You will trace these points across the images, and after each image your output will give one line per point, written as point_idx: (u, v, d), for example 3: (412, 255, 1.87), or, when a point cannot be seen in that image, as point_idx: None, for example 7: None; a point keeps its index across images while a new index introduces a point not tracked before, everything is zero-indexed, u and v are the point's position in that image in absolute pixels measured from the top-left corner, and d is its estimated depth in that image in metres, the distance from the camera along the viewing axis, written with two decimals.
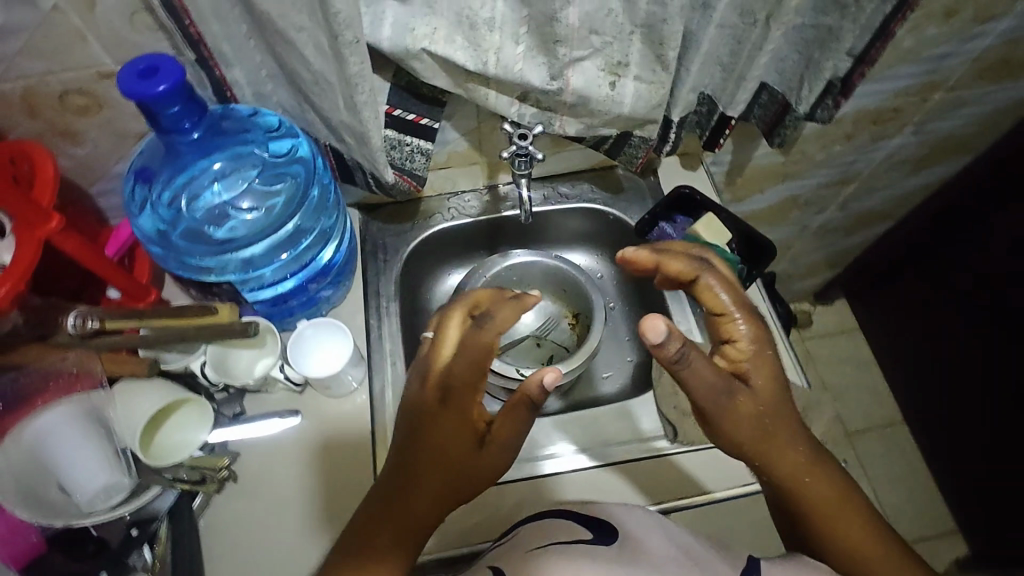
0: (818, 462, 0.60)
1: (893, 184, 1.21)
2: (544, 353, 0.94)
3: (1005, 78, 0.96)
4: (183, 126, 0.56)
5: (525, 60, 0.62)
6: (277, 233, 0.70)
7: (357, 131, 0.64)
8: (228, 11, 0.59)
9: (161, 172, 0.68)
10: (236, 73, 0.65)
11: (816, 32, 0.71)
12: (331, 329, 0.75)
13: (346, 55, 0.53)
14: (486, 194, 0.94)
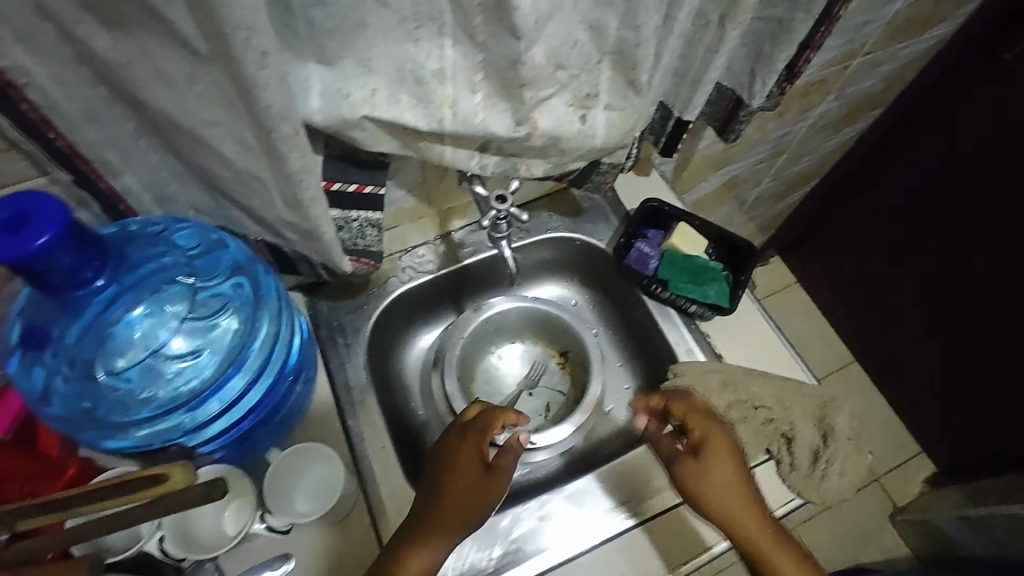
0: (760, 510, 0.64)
1: (817, 147, 1.24)
2: (540, 402, 0.86)
3: (911, 36, 0.99)
4: (79, 278, 0.44)
5: (485, 109, 0.53)
6: (241, 357, 0.58)
7: (303, 227, 0.53)
8: (106, 110, 0.46)
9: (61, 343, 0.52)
10: (129, 180, 0.52)
11: (765, 25, 0.67)
12: (308, 455, 0.64)
13: (284, 151, 0.42)
14: (440, 244, 0.84)
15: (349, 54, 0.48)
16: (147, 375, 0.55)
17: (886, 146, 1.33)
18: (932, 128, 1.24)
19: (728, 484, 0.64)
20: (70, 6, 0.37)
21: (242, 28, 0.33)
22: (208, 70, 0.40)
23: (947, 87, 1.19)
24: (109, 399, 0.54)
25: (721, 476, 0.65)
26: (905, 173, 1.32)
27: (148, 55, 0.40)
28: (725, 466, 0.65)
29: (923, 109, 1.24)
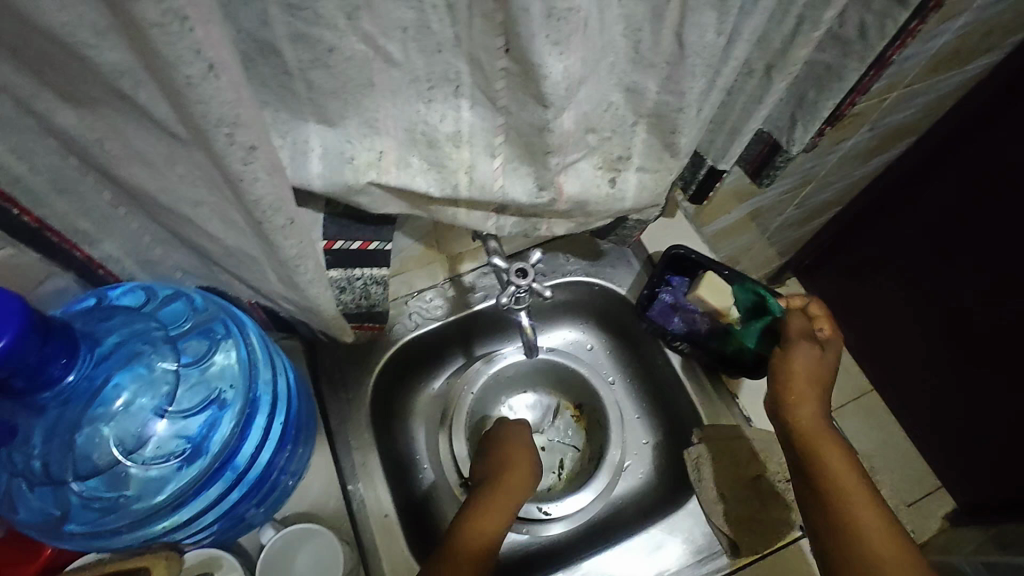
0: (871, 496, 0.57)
1: (846, 175, 1.17)
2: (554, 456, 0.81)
3: (956, 67, 0.92)
4: (45, 377, 0.39)
5: (505, 174, 0.48)
6: (236, 423, 0.51)
7: (301, 303, 0.48)
8: (79, 180, 0.41)
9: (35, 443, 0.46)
10: (108, 247, 0.47)
11: (811, 70, 0.61)
12: (300, 536, 0.58)
13: (278, 240, 0.37)
14: (449, 288, 0.78)
15: (355, 114, 0.42)
16: (121, 476, 0.48)
17: (910, 179, 1.23)
18: (963, 162, 1.15)
19: (836, 456, 0.58)
20: (28, 81, 0.32)
21: (224, 124, 0.28)
22: (188, 152, 0.34)
23: (980, 120, 1.10)
24: (82, 501, 0.48)
25: (829, 449, 0.59)
26: (929, 208, 1.23)
27: (121, 133, 0.34)
28: (828, 441, 0.59)
29: (954, 141, 1.15)
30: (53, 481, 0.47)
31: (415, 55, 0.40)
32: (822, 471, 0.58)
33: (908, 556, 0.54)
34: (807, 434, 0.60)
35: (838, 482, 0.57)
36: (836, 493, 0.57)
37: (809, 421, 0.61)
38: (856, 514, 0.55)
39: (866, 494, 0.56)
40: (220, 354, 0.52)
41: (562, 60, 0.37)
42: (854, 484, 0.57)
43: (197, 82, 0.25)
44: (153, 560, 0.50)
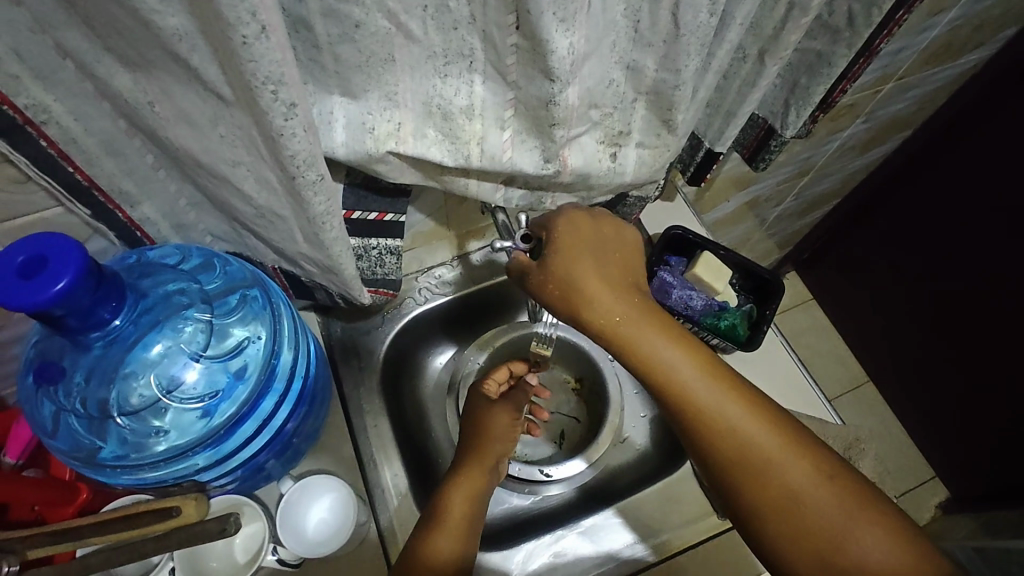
0: (725, 379, 0.53)
1: (843, 167, 1.20)
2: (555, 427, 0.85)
3: (948, 61, 0.96)
4: (97, 319, 0.43)
5: (514, 146, 0.52)
6: (259, 380, 0.55)
7: (324, 263, 0.52)
8: (126, 143, 0.45)
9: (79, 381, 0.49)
10: (147, 209, 0.51)
11: (802, 57, 0.65)
12: (317, 487, 0.63)
13: (308, 196, 0.41)
14: (457, 266, 0.82)
15: (376, 87, 0.46)
16: (151, 419, 0.52)
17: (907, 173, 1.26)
18: (960, 155, 1.18)
19: (671, 346, 0.53)
20: (92, 46, 0.36)
21: (270, 82, 0.32)
22: (231, 113, 0.38)
23: (977, 112, 1.13)
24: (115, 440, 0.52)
25: (653, 344, 0.52)
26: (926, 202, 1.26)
27: (170, 96, 0.38)
28: (648, 329, 0.53)
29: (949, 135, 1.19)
30: (93, 418, 0.50)
31: (433, 31, 0.43)
32: (659, 373, 0.52)
33: (779, 427, 0.52)
34: (621, 335, 0.53)
35: (685, 383, 0.52)
36: (680, 397, 0.52)
37: (617, 311, 0.53)
38: (717, 413, 0.52)
39: (710, 375, 0.52)
40: (248, 313, 0.57)
41: (567, 36, 0.41)
42: (702, 378, 0.52)
43: (251, 42, 0.29)
44: (183, 501, 0.53)
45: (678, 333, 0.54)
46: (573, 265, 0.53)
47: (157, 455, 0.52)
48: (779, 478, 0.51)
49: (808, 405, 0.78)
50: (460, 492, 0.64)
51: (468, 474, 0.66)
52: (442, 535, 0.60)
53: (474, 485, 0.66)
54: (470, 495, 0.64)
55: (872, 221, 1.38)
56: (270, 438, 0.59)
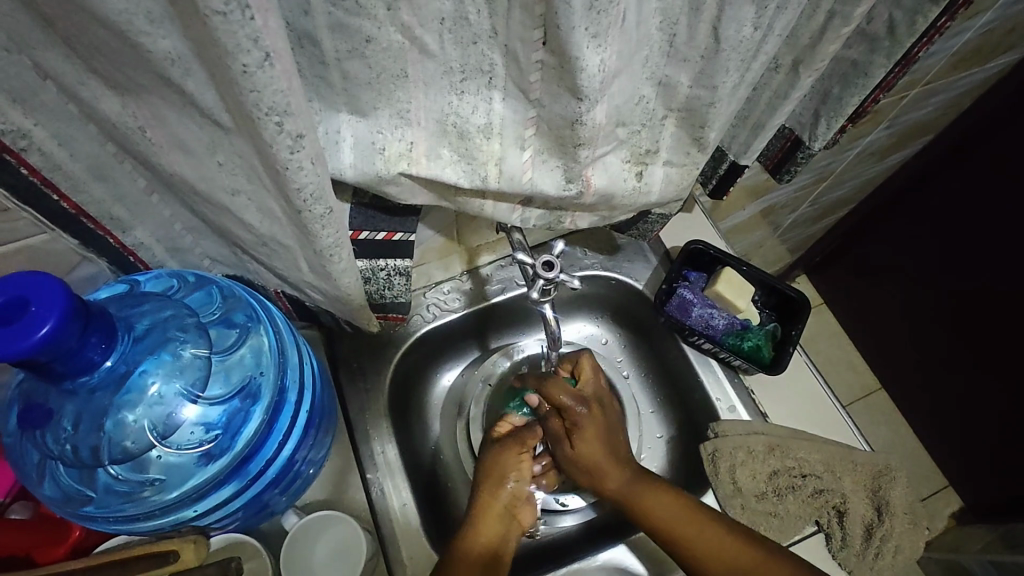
0: (691, 511, 0.61)
1: (863, 172, 1.14)
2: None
3: (977, 65, 0.91)
4: (86, 361, 0.40)
5: (534, 166, 0.48)
6: (262, 415, 0.52)
7: (331, 291, 0.49)
8: (116, 166, 0.41)
9: (65, 426, 0.45)
10: (140, 234, 0.48)
11: (837, 65, 0.61)
12: (321, 523, 0.59)
13: (316, 229, 0.38)
14: (466, 281, 0.78)
15: (387, 104, 0.43)
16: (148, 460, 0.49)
17: (913, 187, 1.20)
18: (969, 171, 1.11)
19: (668, 504, 0.62)
20: (74, 67, 0.32)
21: (275, 112, 0.28)
22: (230, 140, 0.34)
23: (987, 125, 1.06)
24: (111, 482, 0.49)
25: (654, 497, 0.63)
26: (932, 219, 1.19)
27: (163, 121, 0.35)
28: (655, 490, 0.63)
29: (958, 149, 1.12)
30: (83, 465, 0.47)
31: (450, 46, 0.40)
32: (644, 509, 0.62)
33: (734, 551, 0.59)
34: (622, 496, 0.64)
35: (681, 529, 0.60)
36: (678, 539, 0.60)
37: (620, 484, 0.64)
38: (670, 517, 0.61)
39: (709, 527, 0.60)
40: (250, 342, 0.54)
41: (599, 52, 0.38)
42: (696, 528, 0.60)
43: (253, 70, 0.26)
44: (182, 545, 0.51)
45: (682, 500, 0.62)
46: (587, 423, 0.65)
47: (153, 502, 0.50)
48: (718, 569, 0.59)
49: (834, 428, 0.74)
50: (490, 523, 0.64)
51: (485, 515, 0.64)
52: (479, 541, 0.61)
53: (495, 524, 0.64)
54: (497, 518, 0.65)
55: (877, 235, 1.31)
56: (274, 475, 0.56)
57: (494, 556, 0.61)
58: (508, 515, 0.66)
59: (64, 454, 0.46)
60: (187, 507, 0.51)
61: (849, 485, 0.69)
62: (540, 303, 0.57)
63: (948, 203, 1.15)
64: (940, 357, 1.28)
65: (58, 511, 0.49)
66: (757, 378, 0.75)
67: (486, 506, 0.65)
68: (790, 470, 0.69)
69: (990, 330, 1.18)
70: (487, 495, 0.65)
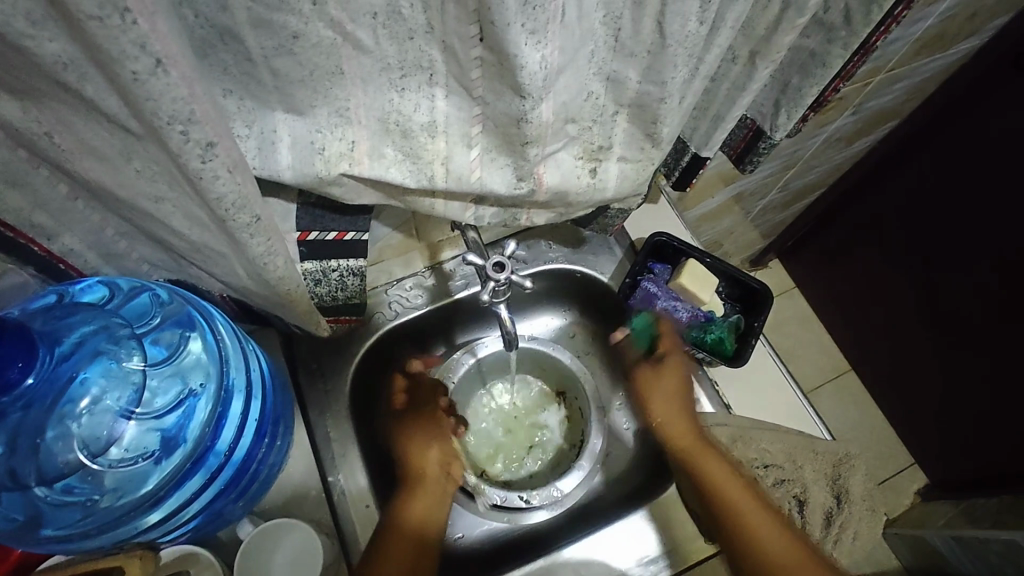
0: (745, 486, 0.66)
1: (831, 157, 1.14)
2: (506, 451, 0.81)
3: (940, 50, 0.91)
4: (2, 381, 0.37)
5: (483, 164, 0.47)
6: (206, 420, 0.50)
7: (273, 297, 0.47)
8: (31, 173, 0.38)
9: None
10: (68, 241, 0.45)
11: (796, 55, 0.60)
12: (276, 532, 0.58)
13: (244, 237, 0.36)
14: (429, 277, 0.77)
15: (324, 102, 0.41)
16: (89, 478, 0.47)
17: (878, 174, 1.21)
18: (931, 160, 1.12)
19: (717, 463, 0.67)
20: None
21: (178, 121, 0.26)
22: (144, 147, 0.32)
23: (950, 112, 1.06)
24: (51, 503, 0.47)
25: (705, 459, 0.67)
26: (896, 207, 1.20)
27: (70, 127, 0.32)
28: (705, 454, 0.68)
29: (922, 137, 1.12)
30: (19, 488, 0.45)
31: (386, 41, 0.38)
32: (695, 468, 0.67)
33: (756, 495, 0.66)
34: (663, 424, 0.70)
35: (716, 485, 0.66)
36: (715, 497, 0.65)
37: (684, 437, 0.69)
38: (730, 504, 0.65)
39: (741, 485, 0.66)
40: (190, 348, 0.51)
41: (539, 49, 0.36)
42: (743, 497, 0.65)
43: (145, 77, 0.24)
44: (126, 560, 0.49)
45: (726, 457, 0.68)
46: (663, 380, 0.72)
47: (100, 520, 0.48)
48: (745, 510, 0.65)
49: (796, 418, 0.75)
50: (420, 500, 0.67)
51: (420, 485, 0.68)
52: (409, 521, 0.65)
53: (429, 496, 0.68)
54: (432, 494, 0.68)
55: (844, 223, 1.32)
56: (228, 477, 0.54)
57: (427, 532, 0.65)
58: (444, 472, 0.70)
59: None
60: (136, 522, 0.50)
61: (811, 473, 0.69)
62: (495, 303, 0.56)
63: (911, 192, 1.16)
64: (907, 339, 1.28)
65: (3, 541, 0.45)
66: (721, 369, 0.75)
67: (422, 482, 0.68)
68: (753, 460, 0.69)
69: (951, 319, 1.20)
70: (418, 468, 0.69)
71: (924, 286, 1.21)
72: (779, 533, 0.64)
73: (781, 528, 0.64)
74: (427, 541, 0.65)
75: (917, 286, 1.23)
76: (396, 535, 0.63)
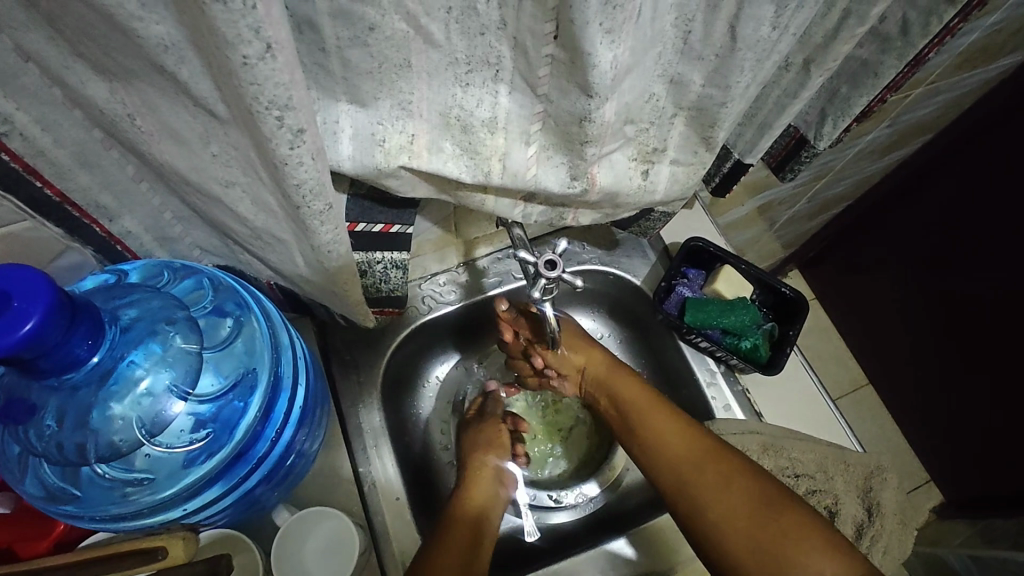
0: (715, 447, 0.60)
1: (862, 169, 1.13)
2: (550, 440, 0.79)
3: (981, 65, 0.90)
4: (71, 357, 0.38)
5: (539, 162, 0.47)
6: (255, 411, 0.51)
7: (326, 286, 0.47)
8: (103, 153, 0.39)
9: (48, 424, 0.43)
10: (127, 222, 0.46)
11: (848, 64, 0.60)
12: (309, 519, 0.58)
13: (314, 225, 0.36)
14: (462, 273, 0.77)
15: (388, 94, 0.41)
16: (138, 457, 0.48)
17: (902, 192, 1.19)
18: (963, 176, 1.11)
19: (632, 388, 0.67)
20: (58, 50, 0.30)
21: (275, 106, 0.27)
22: (226, 131, 0.33)
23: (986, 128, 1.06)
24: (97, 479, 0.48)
25: (650, 412, 0.64)
26: (919, 227, 1.19)
27: (154, 109, 0.33)
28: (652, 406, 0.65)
29: (949, 157, 1.10)
30: (68, 463, 0.44)
31: (457, 36, 0.38)
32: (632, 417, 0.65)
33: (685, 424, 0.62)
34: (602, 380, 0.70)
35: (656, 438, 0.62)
36: (659, 454, 0.62)
37: (632, 394, 0.67)
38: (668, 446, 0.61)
39: (651, 406, 0.65)
40: (242, 336, 0.52)
41: (612, 49, 0.36)
42: (657, 415, 0.64)
43: (253, 62, 0.24)
44: (170, 541, 0.49)
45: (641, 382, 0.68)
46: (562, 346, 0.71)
47: (143, 502, 0.49)
48: (662, 434, 0.62)
49: (828, 429, 0.74)
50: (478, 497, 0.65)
51: (478, 479, 0.67)
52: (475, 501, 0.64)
53: (485, 493, 0.66)
54: (491, 490, 0.67)
55: (866, 241, 1.30)
56: (269, 467, 0.55)
57: (483, 522, 0.62)
58: (500, 476, 0.69)
59: (50, 453, 0.44)
60: (180, 505, 0.50)
61: (842, 485, 0.69)
62: (540, 300, 0.56)
63: (936, 212, 1.15)
64: (931, 355, 1.26)
65: (46, 510, 0.47)
66: (752, 377, 0.75)
67: (480, 477, 0.67)
68: (784, 469, 0.68)
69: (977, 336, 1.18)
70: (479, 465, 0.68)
71: (944, 306, 1.20)
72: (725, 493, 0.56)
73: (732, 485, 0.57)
74: (487, 524, 0.62)
75: (937, 305, 1.21)
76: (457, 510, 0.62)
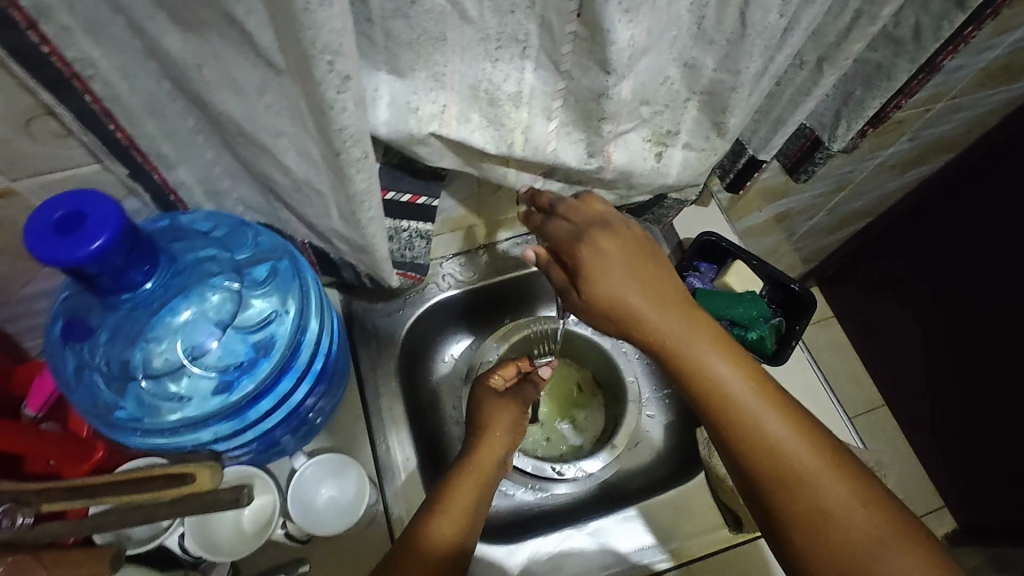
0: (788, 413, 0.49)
1: (881, 185, 1.14)
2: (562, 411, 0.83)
3: (1005, 83, 0.91)
4: (128, 280, 0.43)
5: (559, 137, 0.51)
6: (277, 358, 0.56)
7: (357, 241, 0.51)
8: (169, 104, 0.44)
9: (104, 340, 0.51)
10: (182, 173, 0.50)
11: (861, 68, 0.62)
12: (326, 466, 0.63)
13: (350, 172, 0.40)
14: (482, 255, 0.81)
15: (424, 66, 0.45)
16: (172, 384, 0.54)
17: (924, 210, 1.19)
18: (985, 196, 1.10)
19: (697, 348, 0.49)
20: (146, 2, 0.35)
21: (328, 51, 0.31)
22: (280, 82, 0.37)
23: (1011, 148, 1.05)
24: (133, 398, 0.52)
25: (723, 382, 0.48)
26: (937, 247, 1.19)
27: (221, 60, 0.37)
28: (720, 364, 0.49)
29: (970, 178, 1.11)
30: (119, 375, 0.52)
31: (489, 13, 0.42)
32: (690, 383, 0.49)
33: (771, 395, 0.49)
34: (663, 349, 0.50)
35: (746, 422, 0.48)
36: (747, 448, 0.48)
37: (708, 376, 0.49)
38: (782, 448, 0.47)
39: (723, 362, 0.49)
40: (277, 288, 0.57)
41: (629, 28, 0.40)
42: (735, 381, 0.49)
43: (313, 9, 0.28)
44: (199, 469, 0.52)
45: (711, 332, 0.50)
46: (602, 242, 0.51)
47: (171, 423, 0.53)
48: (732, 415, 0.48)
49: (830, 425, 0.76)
50: (465, 502, 0.60)
51: (471, 480, 0.63)
52: (438, 537, 0.57)
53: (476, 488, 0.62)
54: (478, 489, 0.63)
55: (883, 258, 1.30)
56: (286, 416, 0.59)
57: (461, 548, 0.58)
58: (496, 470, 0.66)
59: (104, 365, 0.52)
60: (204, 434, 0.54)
61: None
62: None
63: (958, 229, 1.14)
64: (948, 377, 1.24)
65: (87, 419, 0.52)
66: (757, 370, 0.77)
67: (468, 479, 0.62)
68: None
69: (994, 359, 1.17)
70: (477, 459, 0.65)
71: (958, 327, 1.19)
72: (863, 511, 0.46)
73: (864, 497, 0.46)
74: (464, 553, 0.58)
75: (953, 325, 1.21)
76: (420, 552, 0.55)
